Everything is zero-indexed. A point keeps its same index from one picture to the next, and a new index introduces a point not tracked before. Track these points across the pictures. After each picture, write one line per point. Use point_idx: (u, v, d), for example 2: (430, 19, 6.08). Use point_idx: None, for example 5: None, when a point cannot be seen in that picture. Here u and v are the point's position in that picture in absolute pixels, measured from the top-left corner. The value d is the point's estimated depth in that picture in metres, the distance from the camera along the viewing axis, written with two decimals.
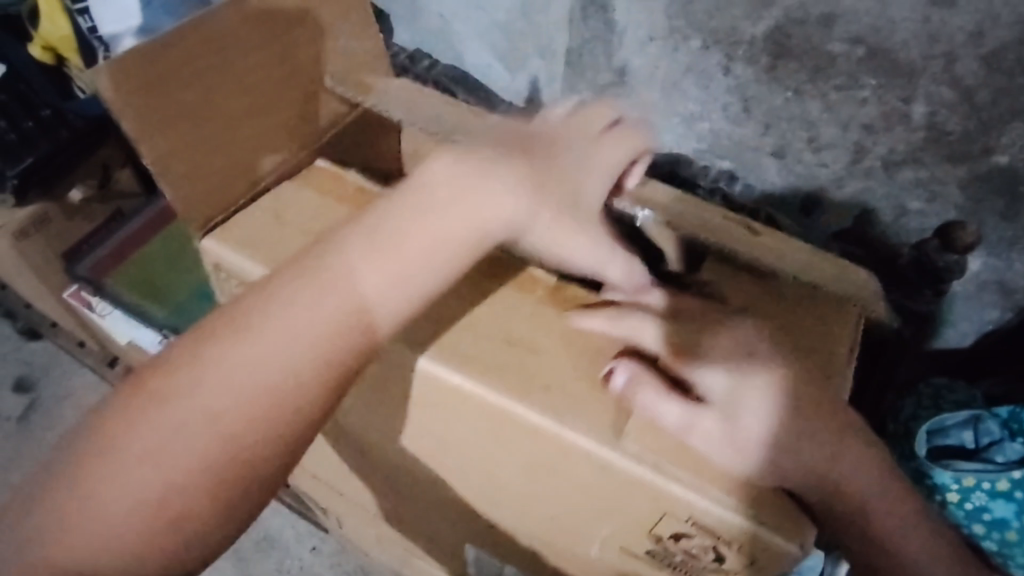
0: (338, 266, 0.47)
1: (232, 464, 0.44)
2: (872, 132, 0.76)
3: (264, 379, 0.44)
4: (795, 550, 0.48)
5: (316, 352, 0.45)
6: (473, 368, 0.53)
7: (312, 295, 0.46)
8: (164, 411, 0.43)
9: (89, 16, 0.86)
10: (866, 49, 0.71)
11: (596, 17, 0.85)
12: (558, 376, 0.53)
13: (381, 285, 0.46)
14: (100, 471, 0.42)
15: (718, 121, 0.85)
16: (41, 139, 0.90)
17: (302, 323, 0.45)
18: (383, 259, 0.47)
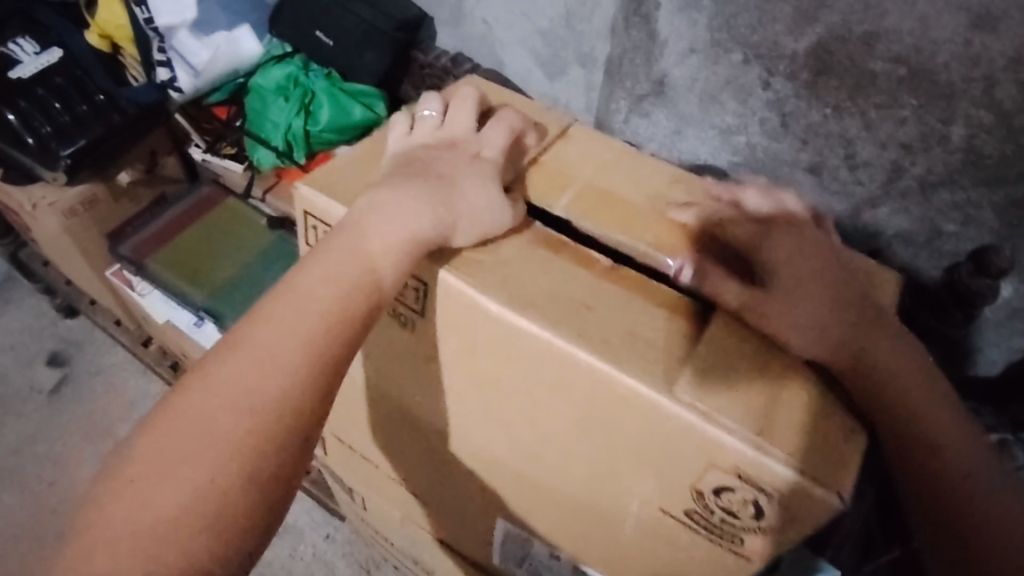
0: (357, 233, 0.51)
1: (268, 416, 0.44)
2: (909, 152, 0.77)
3: (301, 335, 0.47)
4: (835, 502, 0.44)
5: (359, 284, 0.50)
6: (525, 307, 0.51)
7: (342, 256, 0.50)
8: (212, 376, 0.45)
9: (144, 6, 0.94)
10: (907, 69, 0.72)
11: (639, 28, 0.86)
12: (612, 318, 0.51)
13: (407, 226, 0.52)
14: (116, 505, 0.41)
15: (754, 135, 0.86)
16: (95, 122, 0.93)
17: (333, 282, 0.49)
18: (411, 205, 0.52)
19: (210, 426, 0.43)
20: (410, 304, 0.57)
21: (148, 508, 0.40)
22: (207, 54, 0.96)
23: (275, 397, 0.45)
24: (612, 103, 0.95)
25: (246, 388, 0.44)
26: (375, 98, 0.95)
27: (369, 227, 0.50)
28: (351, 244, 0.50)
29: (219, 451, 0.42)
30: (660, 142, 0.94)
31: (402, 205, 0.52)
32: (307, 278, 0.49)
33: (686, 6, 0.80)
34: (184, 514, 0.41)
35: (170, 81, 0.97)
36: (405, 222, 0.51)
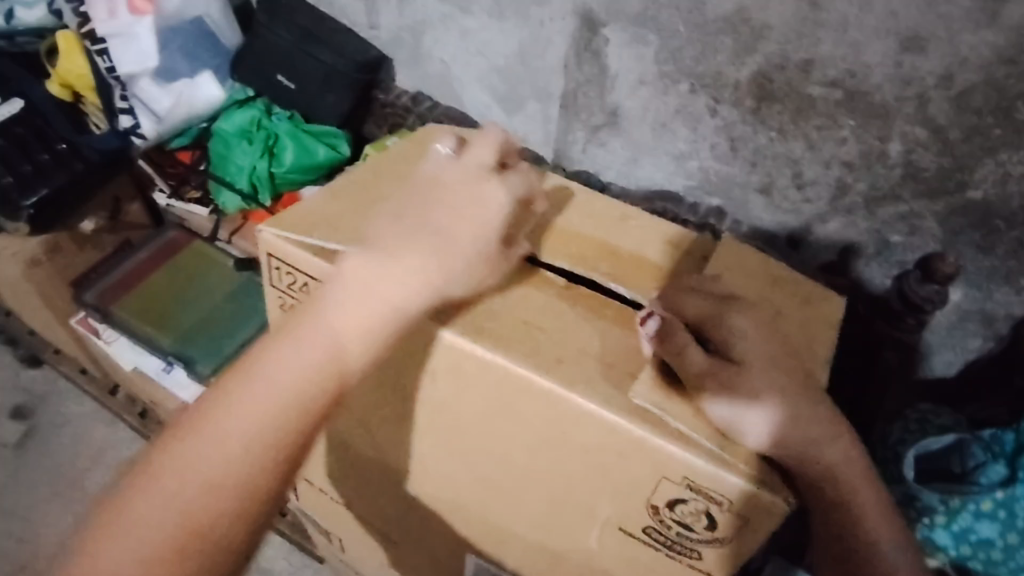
0: (336, 293, 0.47)
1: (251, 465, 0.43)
2: (852, 169, 0.81)
3: (288, 388, 0.44)
4: (781, 504, 0.48)
5: (355, 335, 0.46)
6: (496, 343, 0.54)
7: (323, 315, 0.46)
8: (212, 423, 0.43)
9: (107, 57, 0.95)
10: (844, 92, 0.76)
11: (590, 63, 0.89)
12: (565, 339, 0.55)
13: (369, 304, 0.47)
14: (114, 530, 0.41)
15: (706, 159, 0.89)
16: (56, 171, 0.93)
17: (313, 338, 0.46)
18: (392, 272, 0.47)
19: (231, 455, 0.43)
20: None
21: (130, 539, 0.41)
22: (168, 99, 0.98)
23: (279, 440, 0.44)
24: (569, 135, 0.98)
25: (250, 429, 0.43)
26: (338, 138, 0.97)
27: (366, 284, 0.47)
28: (347, 292, 0.47)
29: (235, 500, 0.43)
30: (618, 170, 0.97)
31: (407, 265, 0.48)
32: (321, 311, 0.46)
33: (634, 41, 0.84)
34: (196, 525, 0.42)
35: (133, 128, 0.98)
36: (409, 280, 0.47)
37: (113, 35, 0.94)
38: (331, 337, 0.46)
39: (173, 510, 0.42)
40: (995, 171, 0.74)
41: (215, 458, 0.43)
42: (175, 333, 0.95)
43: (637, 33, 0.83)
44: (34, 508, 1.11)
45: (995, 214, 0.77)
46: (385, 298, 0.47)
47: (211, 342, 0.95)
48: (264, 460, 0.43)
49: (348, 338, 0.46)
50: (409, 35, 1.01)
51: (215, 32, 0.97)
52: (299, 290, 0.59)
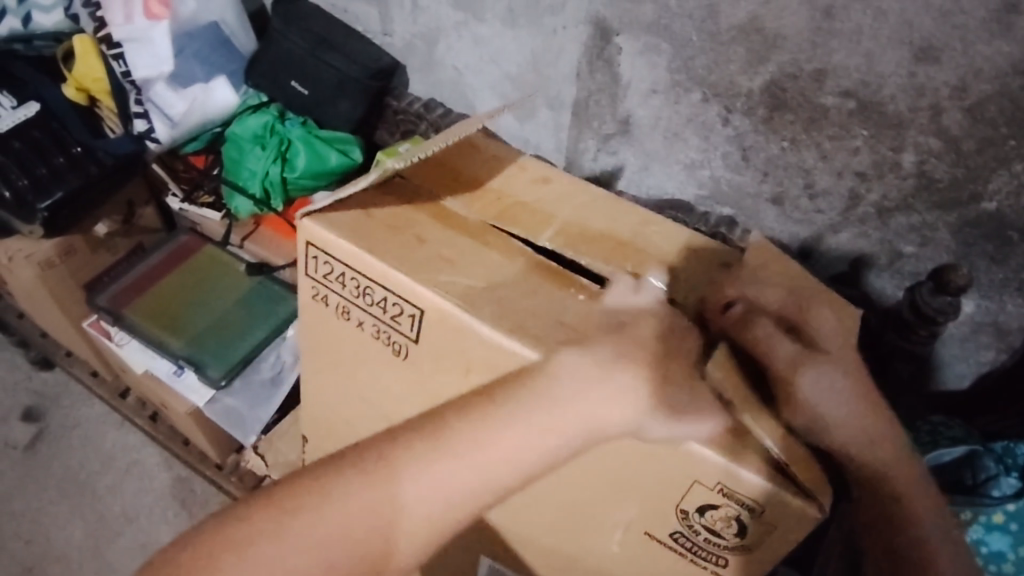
0: (537, 413, 0.45)
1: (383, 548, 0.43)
2: (865, 179, 0.81)
3: (449, 493, 0.43)
4: (816, 514, 0.48)
5: (539, 456, 0.44)
6: (539, 345, 0.51)
7: (517, 433, 0.44)
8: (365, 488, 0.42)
9: (123, 62, 0.96)
10: (857, 102, 0.76)
11: (603, 72, 0.89)
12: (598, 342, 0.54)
13: (568, 416, 0.45)
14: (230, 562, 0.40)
15: (718, 169, 0.89)
16: (71, 174, 0.94)
17: (505, 449, 0.44)
18: (587, 395, 0.45)
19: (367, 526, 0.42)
20: (405, 330, 0.57)
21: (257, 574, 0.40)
22: (183, 104, 0.98)
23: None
24: (581, 143, 0.98)
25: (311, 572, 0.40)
26: (351, 144, 0.97)
27: (572, 406, 0.45)
28: (551, 413, 0.45)
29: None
30: (629, 179, 0.97)
31: (597, 400, 0.45)
32: (500, 427, 0.44)
33: (647, 50, 0.84)
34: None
35: (147, 131, 0.99)
36: (619, 411, 0.45)
37: (129, 39, 0.94)
38: (526, 449, 0.44)
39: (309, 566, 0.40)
40: (1009, 182, 0.74)
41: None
42: (188, 338, 0.95)
43: (650, 41, 0.84)
44: (43, 509, 1.12)
45: (1008, 226, 0.77)
46: (580, 418, 0.45)
47: (223, 347, 0.95)
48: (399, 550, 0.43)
49: (431, 518, 0.43)
50: (421, 42, 1.01)
51: (229, 38, 0.98)
52: (333, 278, 0.59)
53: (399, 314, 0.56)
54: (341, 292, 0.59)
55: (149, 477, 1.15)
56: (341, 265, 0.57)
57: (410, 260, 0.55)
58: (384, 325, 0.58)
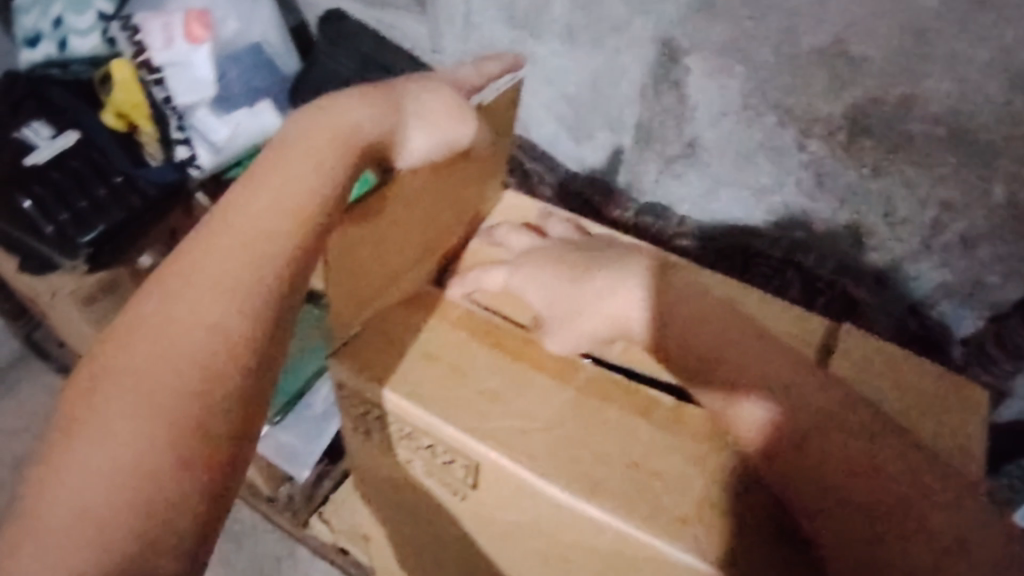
0: (252, 198, 0.46)
1: (200, 383, 0.39)
2: (950, 209, 0.76)
3: (205, 317, 0.41)
4: None
5: (235, 291, 0.42)
6: (576, 481, 0.54)
7: (232, 236, 0.44)
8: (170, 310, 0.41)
9: (164, 88, 0.93)
10: (947, 129, 0.71)
11: (668, 93, 0.85)
12: (669, 481, 0.55)
13: (294, 191, 0.47)
14: (86, 415, 0.37)
15: (790, 194, 0.85)
16: (113, 206, 0.90)
17: (224, 260, 0.43)
18: (282, 157, 0.49)
19: (207, 327, 0.41)
20: (458, 476, 0.61)
21: (121, 413, 0.37)
22: (226, 129, 0.95)
23: (224, 355, 0.40)
24: (642, 165, 0.93)
25: (175, 381, 0.38)
26: None
27: (265, 197, 0.46)
28: (249, 201, 0.46)
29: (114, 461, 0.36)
30: (692, 203, 0.93)
31: (311, 166, 0.49)
32: (225, 224, 0.45)
33: (717, 72, 0.80)
34: (193, 423, 0.38)
35: (189, 159, 0.95)
36: (316, 166, 0.49)
37: (170, 64, 0.92)
38: (221, 268, 0.43)
39: (147, 436, 0.36)
40: None
41: (134, 407, 0.37)
42: None
43: (722, 63, 0.79)
44: None
45: None
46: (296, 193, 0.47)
47: None
48: (213, 418, 0.38)
49: (189, 346, 0.40)
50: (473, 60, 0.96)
51: (272, 58, 0.97)
52: (373, 419, 0.64)
53: (453, 462, 0.60)
54: (384, 432, 0.64)
55: None
56: (379, 410, 0.62)
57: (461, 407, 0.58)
58: (436, 467, 0.63)
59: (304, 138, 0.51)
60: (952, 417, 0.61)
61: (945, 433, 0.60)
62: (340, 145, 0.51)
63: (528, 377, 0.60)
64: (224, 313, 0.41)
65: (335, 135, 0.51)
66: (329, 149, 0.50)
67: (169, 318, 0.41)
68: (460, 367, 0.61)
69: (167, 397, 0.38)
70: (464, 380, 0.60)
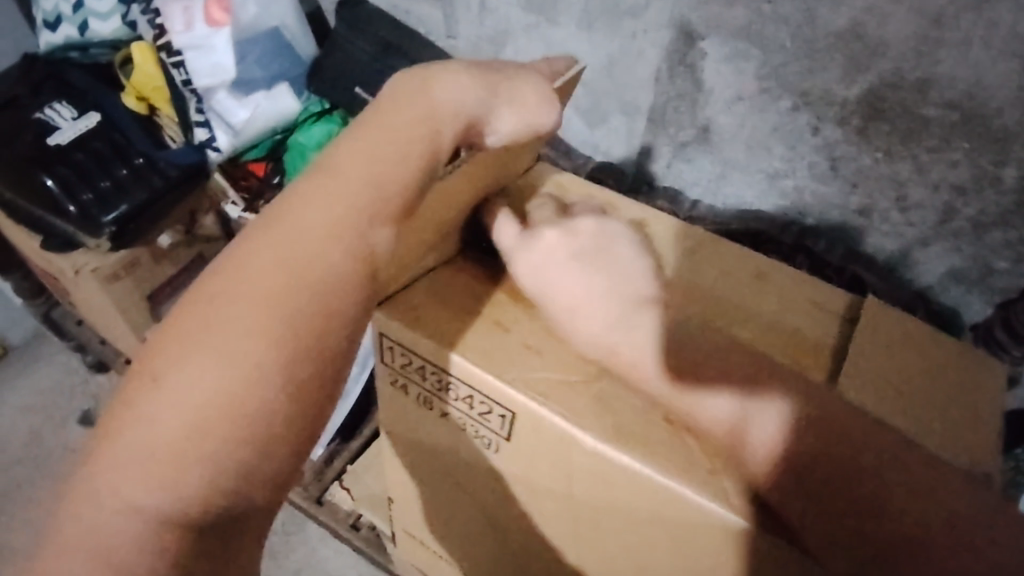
0: (342, 152, 0.44)
1: (282, 331, 0.38)
2: (963, 194, 0.77)
3: (287, 263, 0.40)
4: None
5: (330, 237, 0.41)
6: (612, 435, 0.52)
7: (325, 184, 0.43)
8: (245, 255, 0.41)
9: (183, 70, 0.93)
10: (960, 115, 0.72)
11: (684, 77, 0.86)
12: (702, 434, 0.53)
13: (383, 143, 0.44)
14: (168, 353, 0.38)
15: (803, 179, 0.86)
16: (135, 187, 0.92)
17: (315, 206, 0.42)
18: (380, 116, 0.46)
19: (296, 277, 0.40)
20: (493, 428, 0.58)
21: (206, 358, 0.37)
22: (245, 112, 0.95)
23: (310, 303, 0.40)
24: (654, 149, 0.94)
25: (253, 331, 0.38)
26: None
27: (358, 155, 0.44)
28: (344, 155, 0.44)
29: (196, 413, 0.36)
30: (704, 187, 0.94)
31: (409, 120, 0.46)
32: (323, 178, 0.43)
33: (733, 57, 0.81)
34: (269, 379, 0.37)
35: (208, 141, 0.96)
36: (422, 126, 0.46)
37: (191, 47, 0.92)
38: (315, 216, 0.41)
39: (225, 380, 0.37)
40: None
41: (218, 347, 0.38)
42: None
43: (738, 47, 0.80)
44: None
45: None
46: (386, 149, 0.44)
47: None
48: (292, 366, 0.38)
49: (266, 285, 0.39)
50: (489, 45, 0.98)
51: (291, 43, 0.96)
52: (412, 369, 0.60)
53: (488, 413, 0.57)
54: (420, 384, 0.61)
55: None
56: (421, 359, 0.58)
57: (501, 355, 0.56)
58: (470, 420, 0.60)
59: (412, 98, 0.46)
60: (971, 391, 0.61)
61: (955, 401, 0.60)
62: (455, 112, 0.47)
63: (565, 334, 0.58)
64: (312, 287, 0.40)
65: (447, 103, 0.47)
66: (452, 117, 0.47)
67: (257, 255, 0.40)
68: (503, 323, 0.58)
69: (252, 338, 0.38)
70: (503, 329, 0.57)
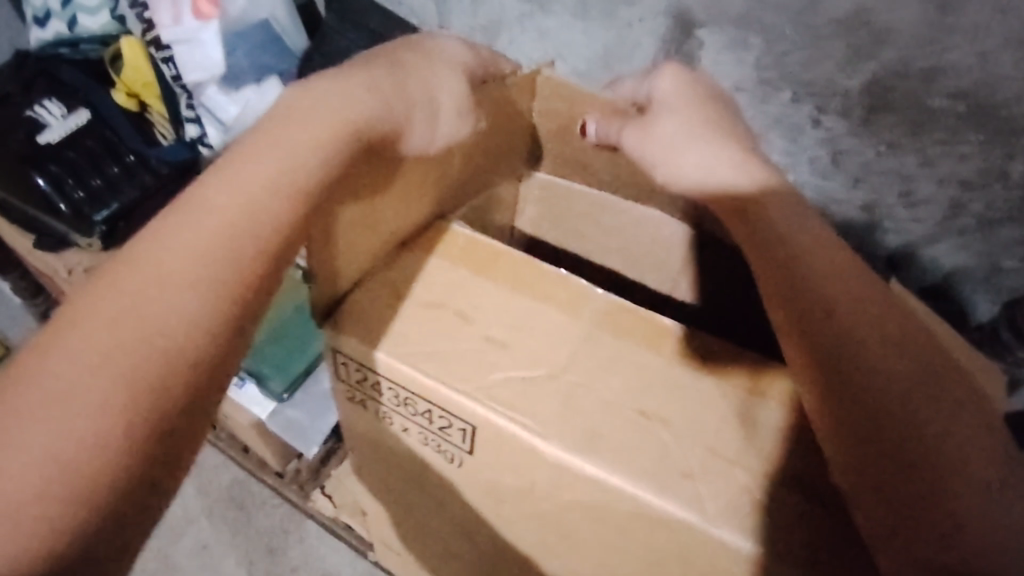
0: (279, 139, 0.46)
1: (180, 313, 0.39)
2: (969, 188, 0.74)
3: (188, 250, 0.41)
4: None
5: (229, 234, 0.41)
6: (578, 442, 0.51)
7: (250, 162, 0.45)
8: (158, 259, 0.40)
9: (172, 64, 0.92)
10: (968, 106, 0.69)
11: (681, 67, 0.84)
12: (690, 435, 0.52)
13: (306, 144, 0.46)
14: (47, 358, 0.36)
15: (805, 173, 0.84)
16: (127, 184, 0.91)
17: (222, 198, 0.42)
18: (294, 122, 0.47)
19: (169, 283, 0.39)
20: (455, 441, 0.58)
21: (98, 340, 0.37)
22: (235, 107, 0.93)
23: (219, 289, 0.40)
24: None
25: (178, 314, 0.39)
26: None
27: (287, 141, 0.46)
28: (288, 141, 0.46)
29: (93, 460, 0.34)
30: None
31: (319, 117, 0.48)
32: (247, 157, 0.45)
33: (732, 45, 0.78)
34: (161, 364, 0.38)
35: (200, 137, 0.95)
36: (361, 112, 0.49)
37: (178, 41, 0.91)
38: (226, 210, 0.42)
39: (115, 382, 0.36)
40: None
41: (139, 325, 0.38)
42: None
43: (737, 36, 0.77)
44: None
45: None
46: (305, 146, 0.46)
47: (282, 356, 0.94)
48: (209, 355, 0.40)
49: (170, 270, 0.40)
50: (483, 35, 0.96)
51: (280, 35, 0.93)
52: (368, 383, 0.60)
53: (449, 427, 0.57)
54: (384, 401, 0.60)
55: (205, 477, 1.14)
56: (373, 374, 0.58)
57: (455, 360, 0.55)
58: (433, 434, 0.59)
59: (332, 94, 0.49)
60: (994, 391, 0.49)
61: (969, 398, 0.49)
62: (363, 115, 0.50)
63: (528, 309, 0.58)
64: (228, 237, 0.41)
65: (367, 86, 0.51)
66: (366, 95, 0.51)
67: (150, 249, 0.40)
68: (461, 313, 0.58)
69: (130, 353, 0.37)
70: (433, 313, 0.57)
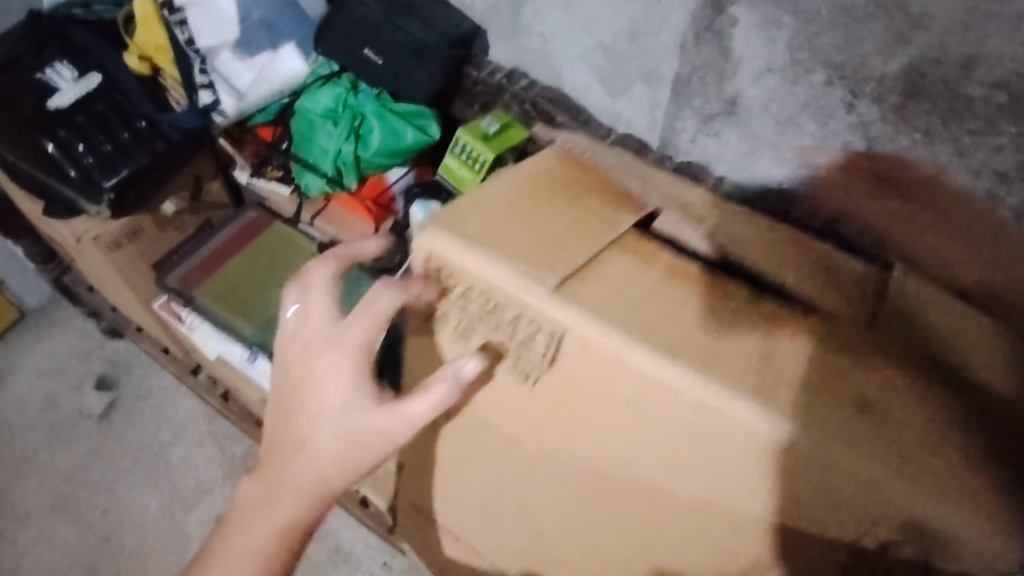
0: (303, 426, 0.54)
1: (286, 542, 0.56)
2: (1006, 181, 0.67)
3: (307, 476, 0.54)
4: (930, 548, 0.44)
5: (303, 500, 0.54)
6: (653, 337, 0.50)
7: (300, 425, 0.54)
8: (267, 498, 0.55)
9: (187, 28, 0.91)
10: (1009, 95, 0.63)
11: (710, 45, 0.80)
12: (740, 350, 0.50)
13: (335, 444, 0.54)
14: (248, 513, 0.56)
15: (833, 159, 0.78)
16: (137, 150, 0.90)
17: (296, 478, 0.54)
18: (347, 411, 0.54)
19: (283, 514, 0.55)
20: (533, 360, 0.53)
21: (268, 512, 0.55)
22: (250, 74, 0.92)
23: (286, 537, 0.56)
24: (678, 122, 0.88)
25: (303, 515, 0.55)
26: (429, 119, 0.89)
27: (318, 423, 0.54)
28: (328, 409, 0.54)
29: (279, 551, 0.56)
30: (730, 164, 0.87)
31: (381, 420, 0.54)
32: (314, 394, 0.54)
33: (764, 24, 0.74)
34: (280, 551, 0.56)
35: (213, 103, 0.93)
36: (380, 435, 0.54)
37: (194, 5, 0.90)
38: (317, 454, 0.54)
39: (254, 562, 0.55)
40: None
41: (258, 529, 0.55)
42: (260, 323, 0.93)
43: (771, 15, 0.73)
44: (123, 475, 1.17)
45: None
46: (376, 432, 0.54)
47: None
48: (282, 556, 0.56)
49: (285, 522, 0.55)
50: (505, 6, 0.93)
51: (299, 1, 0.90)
52: (452, 294, 0.55)
53: (534, 334, 0.53)
54: (462, 312, 0.55)
55: (229, 442, 1.18)
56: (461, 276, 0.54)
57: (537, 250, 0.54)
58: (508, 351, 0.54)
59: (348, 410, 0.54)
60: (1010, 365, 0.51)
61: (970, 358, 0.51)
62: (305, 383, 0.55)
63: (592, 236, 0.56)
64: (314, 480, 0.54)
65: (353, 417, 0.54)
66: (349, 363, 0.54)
67: (275, 474, 0.54)
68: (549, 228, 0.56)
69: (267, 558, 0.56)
70: (584, 281, 0.53)
